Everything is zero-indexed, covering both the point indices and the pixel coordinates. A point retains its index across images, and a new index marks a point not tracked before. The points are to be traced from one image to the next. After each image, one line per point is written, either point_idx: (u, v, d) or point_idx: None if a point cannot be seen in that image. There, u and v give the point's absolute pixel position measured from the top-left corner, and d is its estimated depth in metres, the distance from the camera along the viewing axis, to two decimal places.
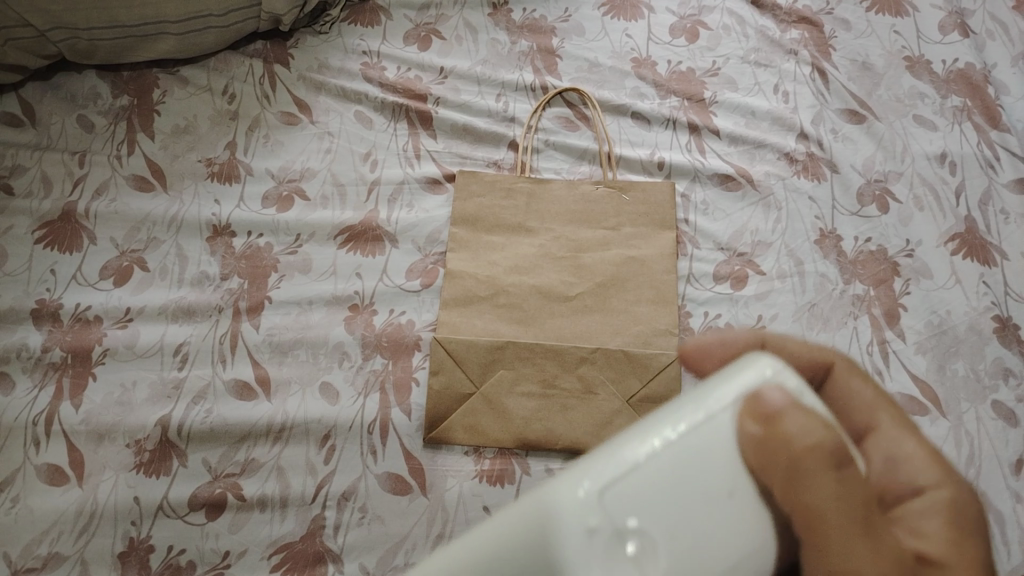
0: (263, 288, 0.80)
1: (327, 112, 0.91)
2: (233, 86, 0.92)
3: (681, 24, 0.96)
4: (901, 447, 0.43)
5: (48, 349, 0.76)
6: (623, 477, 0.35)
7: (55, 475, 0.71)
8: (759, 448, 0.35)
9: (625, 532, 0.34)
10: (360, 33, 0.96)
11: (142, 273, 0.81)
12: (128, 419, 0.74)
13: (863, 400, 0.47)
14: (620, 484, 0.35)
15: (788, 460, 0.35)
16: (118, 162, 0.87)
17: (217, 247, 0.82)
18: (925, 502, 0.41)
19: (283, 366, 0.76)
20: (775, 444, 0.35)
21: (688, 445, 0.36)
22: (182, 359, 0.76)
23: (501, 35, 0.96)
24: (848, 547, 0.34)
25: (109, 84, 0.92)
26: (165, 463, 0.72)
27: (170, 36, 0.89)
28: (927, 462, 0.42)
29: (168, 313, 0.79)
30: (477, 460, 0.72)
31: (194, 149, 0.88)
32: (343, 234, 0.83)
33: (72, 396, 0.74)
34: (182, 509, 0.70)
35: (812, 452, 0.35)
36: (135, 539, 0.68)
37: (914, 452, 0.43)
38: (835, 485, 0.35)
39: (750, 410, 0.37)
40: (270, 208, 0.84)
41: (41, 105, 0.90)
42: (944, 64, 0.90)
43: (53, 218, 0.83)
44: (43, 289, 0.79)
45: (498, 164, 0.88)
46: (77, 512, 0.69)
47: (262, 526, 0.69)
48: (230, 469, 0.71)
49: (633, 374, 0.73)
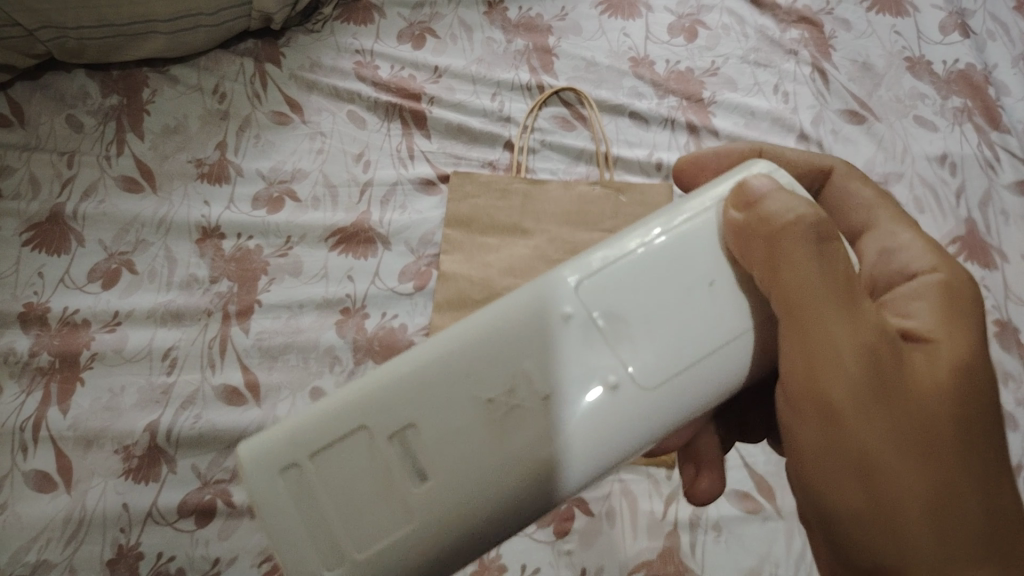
0: (253, 291, 0.78)
1: (319, 112, 0.89)
2: (224, 86, 0.90)
3: (679, 23, 0.95)
4: (897, 238, 0.47)
5: (35, 353, 0.75)
6: (617, 266, 0.38)
7: (43, 482, 0.70)
8: (740, 230, 0.38)
9: (593, 319, 0.37)
10: (353, 32, 0.95)
11: (131, 275, 0.79)
12: (115, 424, 0.72)
13: (863, 202, 0.50)
14: (617, 270, 0.38)
15: (775, 249, 0.36)
16: (107, 163, 0.85)
17: (207, 249, 0.81)
18: (918, 283, 0.43)
19: (272, 371, 0.75)
20: (754, 225, 0.37)
21: (678, 226, 0.39)
22: (171, 363, 0.75)
23: (496, 33, 0.95)
24: (832, 320, 0.36)
25: (98, 83, 0.90)
26: (153, 470, 0.70)
27: (160, 34, 0.88)
28: (924, 249, 0.45)
29: (157, 316, 0.77)
30: None
31: (184, 150, 0.86)
32: (334, 236, 0.81)
33: (60, 401, 0.73)
34: (170, 515, 0.68)
35: (793, 228, 0.36)
36: (124, 546, 0.67)
37: (911, 241, 0.46)
38: (813, 259, 0.36)
39: (734, 200, 0.39)
40: (260, 210, 0.83)
41: (29, 105, 0.89)
42: (944, 64, 0.89)
43: (41, 219, 0.82)
44: (31, 292, 0.78)
45: (493, 164, 0.86)
46: (65, 519, 0.68)
47: (251, 534, 0.68)
48: (220, 475, 0.70)
49: None
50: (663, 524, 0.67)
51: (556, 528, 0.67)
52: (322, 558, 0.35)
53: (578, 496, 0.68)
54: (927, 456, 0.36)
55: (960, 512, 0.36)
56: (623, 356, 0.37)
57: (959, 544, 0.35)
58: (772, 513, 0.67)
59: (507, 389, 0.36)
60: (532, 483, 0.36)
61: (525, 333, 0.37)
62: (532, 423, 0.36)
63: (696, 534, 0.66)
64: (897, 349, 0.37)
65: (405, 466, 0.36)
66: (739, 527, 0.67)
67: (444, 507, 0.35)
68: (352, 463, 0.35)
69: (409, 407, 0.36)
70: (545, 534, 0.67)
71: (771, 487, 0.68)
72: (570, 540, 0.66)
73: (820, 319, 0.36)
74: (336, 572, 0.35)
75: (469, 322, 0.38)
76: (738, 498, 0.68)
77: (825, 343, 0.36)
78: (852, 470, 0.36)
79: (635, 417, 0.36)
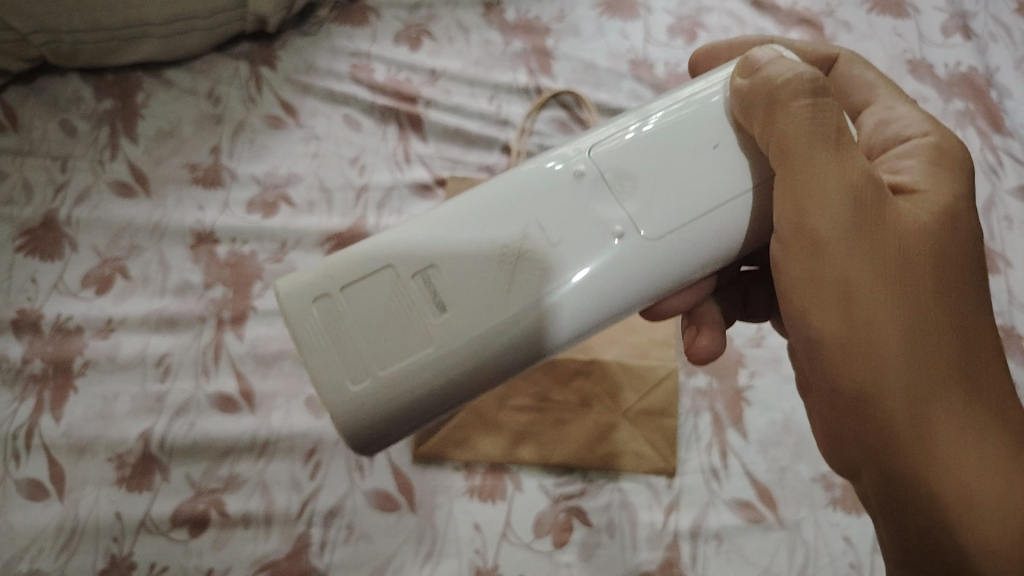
0: (247, 297, 0.78)
1: (314, 115, 0.88)
2: (219, 89, 0.89)
3: (679, 25, 0.93)
4: (894, 110, 0.54)
5: (28, 360, 0.74)
6: (609, 146, 0.47)
7: (36, 490, 0.69)
8: (743, 99, 0.45)
9: (606, 177, 0.46)
10: (349, 34, 0.94)
11: (124, 281, 0.79)
12: (108, 433, 0.71)
13: (863, 81, 0.57)
14: (611, 150, 0.47)
15: (771, 105, 0.44)
16: (101, 167, 0.85)
17: (201, 255, 0.80)
18: (912, 145, 0.50)
19: (267, 378, 0.74)
20: (756, 89, 0.44)
21: (687, 101, 0.47)
22: (164, 370, 0.74)
23: (494, 35, 0.94)
24: (819, 162, 0.43)
25: (92, 87, 0.89)
26: (147, 478, 0.69)
27: (153, 39, 0.87)
28: (919, 118, 0.52)
29: (151, 323, 0.76)
30: (467, 476, 0.69)
31: (178, 154, 0.86)
32: (331, 241, 0.81)
33: (53, 409, 0.72)
34: (164, 525, 0.68)
35: (789, 88, 0.44)
36: (117, 556, 0.67)
37: (905, 113, 0.53)
38: (807, 113, 0.43)
39: (742, 71, 0.46)
40: (255, 215, 0.82)
41: (22, 108, 0.87)
42: (946, 67, 0.88)
43: (34, 224, 0.81)
44: (23, 298, 0.77)
45: (490, 169, 0.86)
46: (58, 529, 0.67)
47: (245, 544, 0.67)
48: (214, 484, 0.69)
49: (630, 386, 0.71)
50: (662, 535, 0.66)
51: (554, 538, 0.66)
52: (348, 373, 0.43)
53: (576, 506, 0.67)
54: (899, 283, 0.43)
55: (935, 326, 0.43)
56: (631, 211, 0.45)
57: (927, 359, 0.43)
58: (773, 523, 0.66)
59: (527, 233, 0.45)
60: (552, 313, 0.45)
61: (543, 193, 0.46)
62: (549, 262, 0.45)
63: (696, 544, 0.65)
64: (879, 189, 0.44)
65: (426, 299, 0.44)
66: (739, 536, 0.66)
67: (458, 332, 0.44)
68: (388, 294, 0.44)
69: (433, 251, 0.45)
70: (543, 544, 0.66)
71: (772, 495, 0.67)
72: (569, 551, 0.66)
73: (812, 163, 0.43)
74: (362, 384, 0.43)
75: (496, 184, 0.47)
76: (739, 508, 0.67)
77: (813, 185, 0.43)
78: (836, 298, 0.44)
79: (635, 262, 0.45)
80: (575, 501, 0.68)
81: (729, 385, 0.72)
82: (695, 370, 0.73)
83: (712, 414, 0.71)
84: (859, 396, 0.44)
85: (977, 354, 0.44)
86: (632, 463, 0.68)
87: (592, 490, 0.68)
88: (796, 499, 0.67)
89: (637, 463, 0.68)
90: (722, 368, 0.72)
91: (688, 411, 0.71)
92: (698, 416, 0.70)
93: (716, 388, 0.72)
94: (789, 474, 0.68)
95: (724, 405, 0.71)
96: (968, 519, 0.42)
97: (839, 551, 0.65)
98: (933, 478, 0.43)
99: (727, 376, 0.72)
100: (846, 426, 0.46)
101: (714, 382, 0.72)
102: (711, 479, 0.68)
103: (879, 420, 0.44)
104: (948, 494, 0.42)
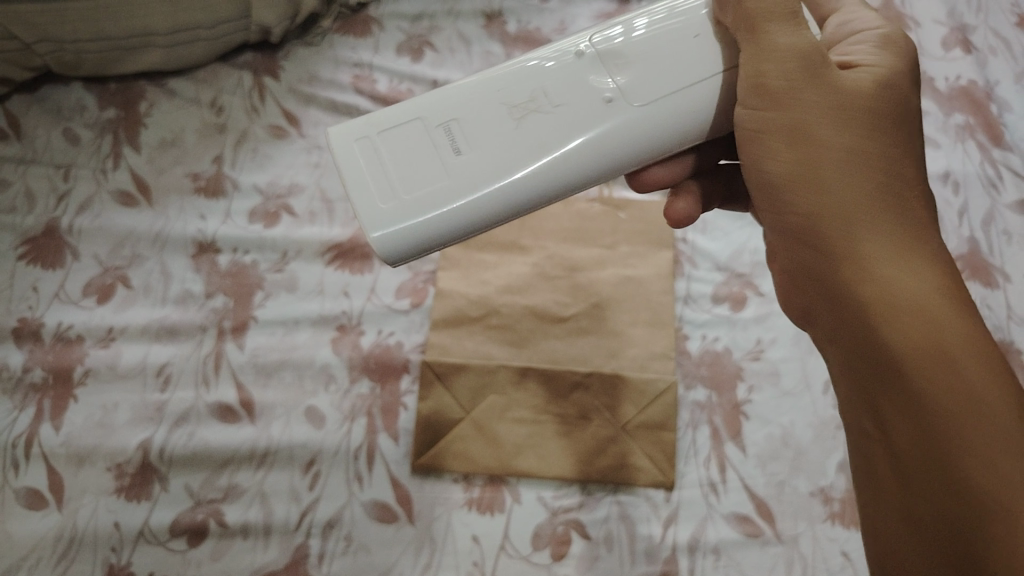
0: (248, 307, 0.78)
1: (316, 126, 0.89)
2: (222, 99, 0.90)
3: None
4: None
5: (28, 369, 0.74)
6: (650, 28, 0.51)
7: (34, 499, 0.69)
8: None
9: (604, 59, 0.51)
10: (351, 44, 0.94)
11: (125, 290, 0.79)
12: (108, 442, 0.71)
13: None
14: (648, 32, 0.51)
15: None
16: (103, 176, 0.85)
17: (202, 264, 0.80)
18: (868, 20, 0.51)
19: (267, 389, 0.74)
20: None
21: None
22: (165, 380, 0.74)
23: (495, 47, 0.94)
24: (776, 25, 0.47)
25: (95, 96, 0.89)
26: (146, 488, 0.70)
27: (157, 48, 0.88)
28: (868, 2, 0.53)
29: (151, 333, 0.76)
30: (466, 488, 0.69)
31: (180, 163, 0.86)
32: (331, 252, 0.80)
33: (52, 418, 0.72)
34: (163, 534, 0.68)
35: None
36: (115, 566, 0.67)
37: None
38: None
39: None
40: (256, 225, 0.82)
41: (26, 117, 0.88)
42: (946, 81, 0.87)
43: (36, 233, 0.81)
44: (25, 307, 0.77)
45: None
46: (56, 538, 0.68)
47: (243, 555, 0.67)
48: (212, 494, 0.69)
49: (629, 399, 0.71)
50: (660, 549, 0.66)
51: (552, 551, 0.66)
52: (379, 196, 0.48)
53: (575, 518, 0.68)
54: (848, 127, 0.46)
55: (871, 167, 0.46)
56: (625, 82, 0.51)
57: (867, 195, 0.46)
58: (771, 538, 0.66)
59: (526, 96, 0.51)
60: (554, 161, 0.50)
61: (556, 71, 0.52)
62: (547, 120, 0.50)
63: (695, 558, 0.65)
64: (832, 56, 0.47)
65: (448, 141, 0.50)
66: (737, 551, 0.66)
67: (470, 170, 0.49)
68: (411, 138, 0.50)
69: (452, 108, 0.51)
70: (542, 557, 0.66)
71: (770, 509, 0.67)
72: (567, 564, 0.66)
73: (768, 30, 0.47)
74: (389, 204, 0.48)
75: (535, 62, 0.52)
76: (737, 522, 0.67)
77: (767, 49, 0.47)
78: (789, 141, 0.47)
79: (632, 125, 0.50)
80: (573, 513, 0.68)
81: (728, 398, 0.72)
82: (694, 383, 0.73)
83: (711, 428, 0.70)
84: (811, 234, 0.48)
85: (917, 205, 0.47)
86: (631, 476, 0.68)
87: (591, 503, 0.68)
88: (794, 514, 0.66)
89: (635, 476, 0.68)
90: (721, 382, 0.72)
91: (687, 424, 0.71)
92: (696, 430, 0.70)
93: (715, 401, 0.72)
94: (788, 489, 0.67)
95: (722, 419, 0.71)
96: (892, 347, 0.45)
97: (838, 566, 0.64)
98: (869, 304, 0.46)
99: (726, 389, 0.72)
100: (807, 269, 0.50)
101: (712, 396, 0.72)
102: (709, 493, 0.68)
103: (824, 250, 0.47)
104: (877, 310, 0.45)
